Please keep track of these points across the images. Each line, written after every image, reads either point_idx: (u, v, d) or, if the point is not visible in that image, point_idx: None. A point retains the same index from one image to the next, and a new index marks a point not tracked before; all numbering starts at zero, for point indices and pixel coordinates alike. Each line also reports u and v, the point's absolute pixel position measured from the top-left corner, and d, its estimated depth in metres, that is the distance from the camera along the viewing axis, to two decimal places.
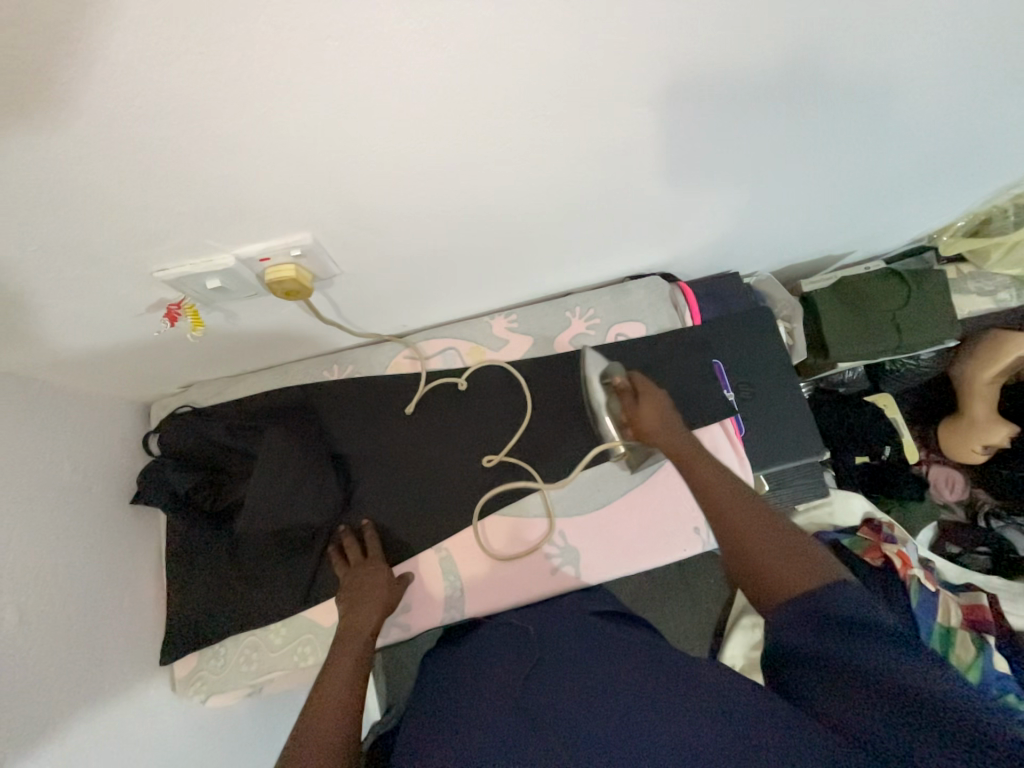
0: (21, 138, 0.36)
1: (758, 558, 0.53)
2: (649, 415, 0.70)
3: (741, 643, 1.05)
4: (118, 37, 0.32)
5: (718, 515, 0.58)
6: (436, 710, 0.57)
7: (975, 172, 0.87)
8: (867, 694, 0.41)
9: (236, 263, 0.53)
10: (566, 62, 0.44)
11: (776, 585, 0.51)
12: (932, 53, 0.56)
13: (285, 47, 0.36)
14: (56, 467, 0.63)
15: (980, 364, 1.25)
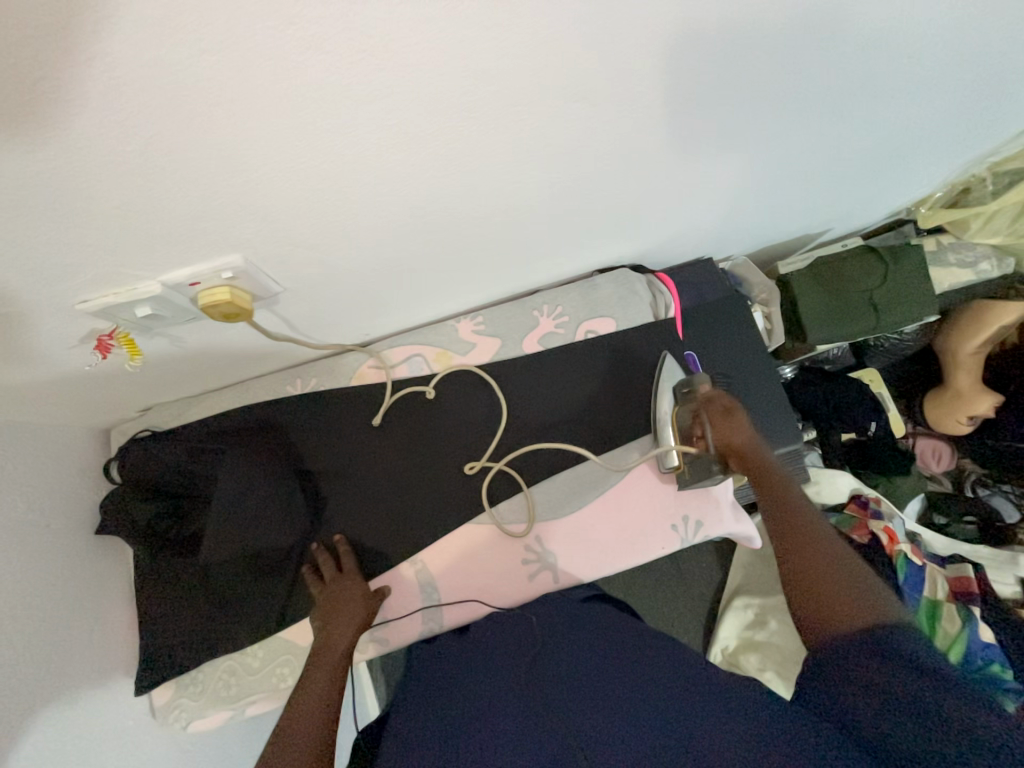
0: None
1: (833, 591, 0.49)
2: (739, 432, 0.69)
3: (733, 624, 1.09)
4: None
5: (792, 531, 0.57)
6: (426, 714, 0.59)
7: (948, 143, 0.84)
8: (910, 722, 0.39)
9: (165, 290, 0.51)
10: (490, 63, 0.41)
11: (839, 601, 0.48)
12: (886, 25, 0.53)
13: (163, 63, 0.32)
14: (7, 506, 0.61)
15: (963, 336, 1.24)
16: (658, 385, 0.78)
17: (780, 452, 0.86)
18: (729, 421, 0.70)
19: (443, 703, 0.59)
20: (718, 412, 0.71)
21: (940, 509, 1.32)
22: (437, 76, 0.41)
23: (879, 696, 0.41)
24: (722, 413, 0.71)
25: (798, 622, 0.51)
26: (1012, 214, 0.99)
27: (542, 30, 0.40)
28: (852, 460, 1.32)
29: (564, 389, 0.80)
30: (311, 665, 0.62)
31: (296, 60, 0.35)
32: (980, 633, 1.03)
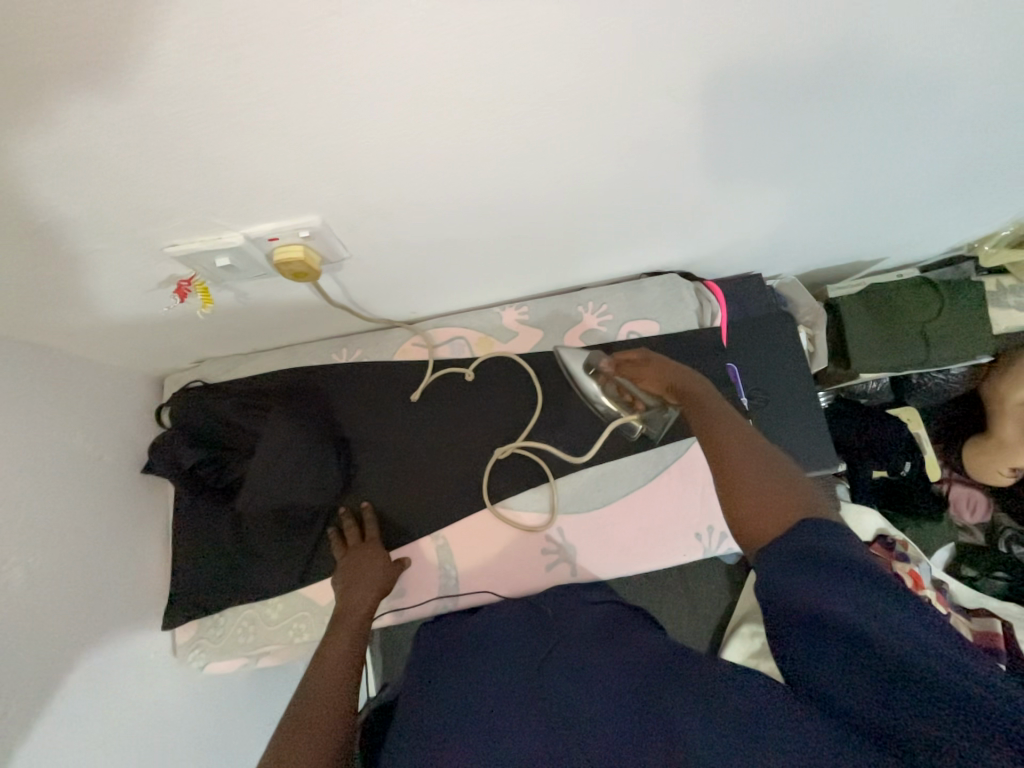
0: (24, 106, 0.36)
1: (761, 497, 0.47)
2: (659, 376, 0.65)
3: (739, 650, 1.06)
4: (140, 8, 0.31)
5: (719, 441, 0.53)
6: (433, 696, 0.58)
7: (1023, 181, 0.82)
8: (888, 679, 0.35)
9: (246, 242, 0.53)
10: (588, 54, 0.43)
11: (780, 512, 0.46)
12: (981, 54, 0.52)
13: (296, 24, 0.34)
14: (68, 435, 0.64)
15: (1013, 383, 1.19)
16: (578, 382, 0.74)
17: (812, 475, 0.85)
18: (640, 370, 0.67)
19: (450, 687, 0.58)
20: (630, 370, 0.68)
21: (970, 560, 1.27)
22: (535, 62, 0.42)
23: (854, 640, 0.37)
24: (633, 365, 0.68)
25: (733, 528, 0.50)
26: None
27: (645, 22, 0.41)
28: (881, 497, 1.28)
29: None
30: (327, 644, 0.61)
31: (410, 30, 0.37)
32: None
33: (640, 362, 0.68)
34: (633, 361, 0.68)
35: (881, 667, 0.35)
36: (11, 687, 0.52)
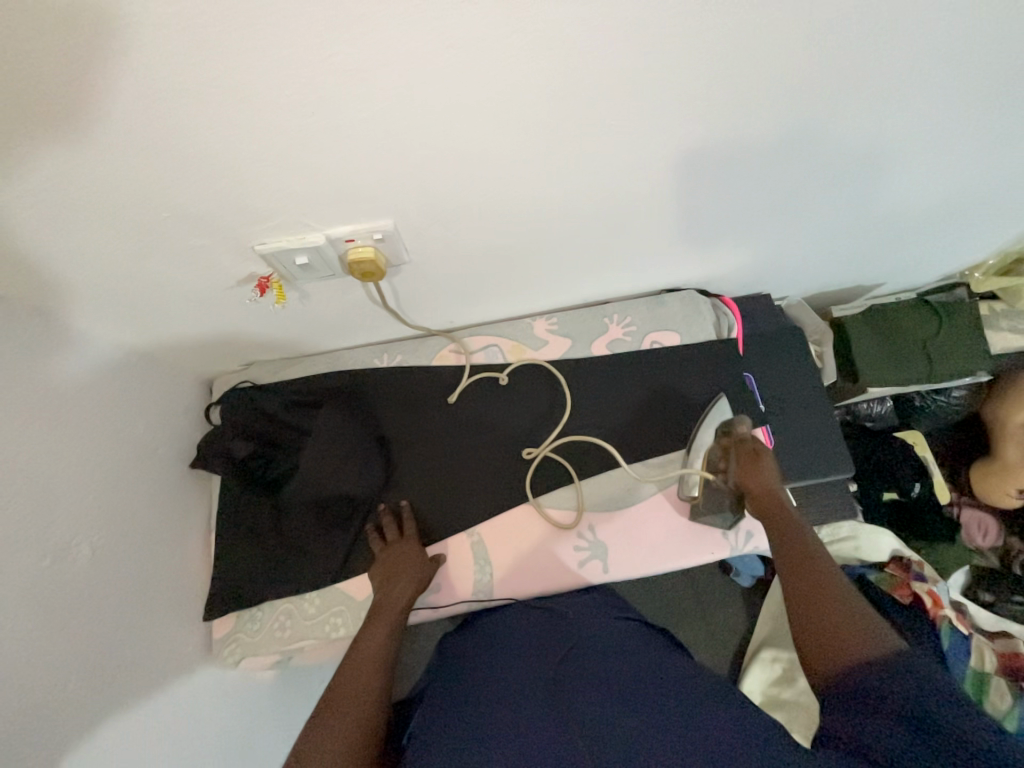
0: (169, 112, 0.43)
1: (838, 627, 0.52)
2: (760, 480, 0.71)
3: (759, 678, 1.06)
4: (283, 37, 0.39)
5: (802, 565, 0.60)
6: (459, 699, 0.59)
7: (1005, 212, 0.91)
8: (903, 721, 0.41)
9: (326, 242, 0.59)
10: (641, 73, 0.49)
11: (839, 637, 0.51)
12: (967, 92, 0.61)
13: (404, 47, 0.41)
14: (132, 424, 0.69)
15: (1012, 406, 1.25)
16: (705, 420, 0.82)
17: (829, 480, 0.88)
18: (756, 466, 0.73)
19: (470, 693, 0.59)
20: (742, 456, 0.74)
21: (987, 584, 1.28)
22: (597, 77, 0.49)
23: (881, 700, 0.43)
24: (750, 458, 0.74)
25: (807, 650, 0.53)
26: None
27: (691, 45, 0.48)
28: (893, 519, 1.30)
29: (626, 393, 0.85)
30: (355, 647, 0.61)
31: (494, 47, 0.43)
32: None
33: (752, 456, 0.74)
34: (753, 449, 0.74)
35: (899, 717, 0.41)
36: (58, 657, 0.53)
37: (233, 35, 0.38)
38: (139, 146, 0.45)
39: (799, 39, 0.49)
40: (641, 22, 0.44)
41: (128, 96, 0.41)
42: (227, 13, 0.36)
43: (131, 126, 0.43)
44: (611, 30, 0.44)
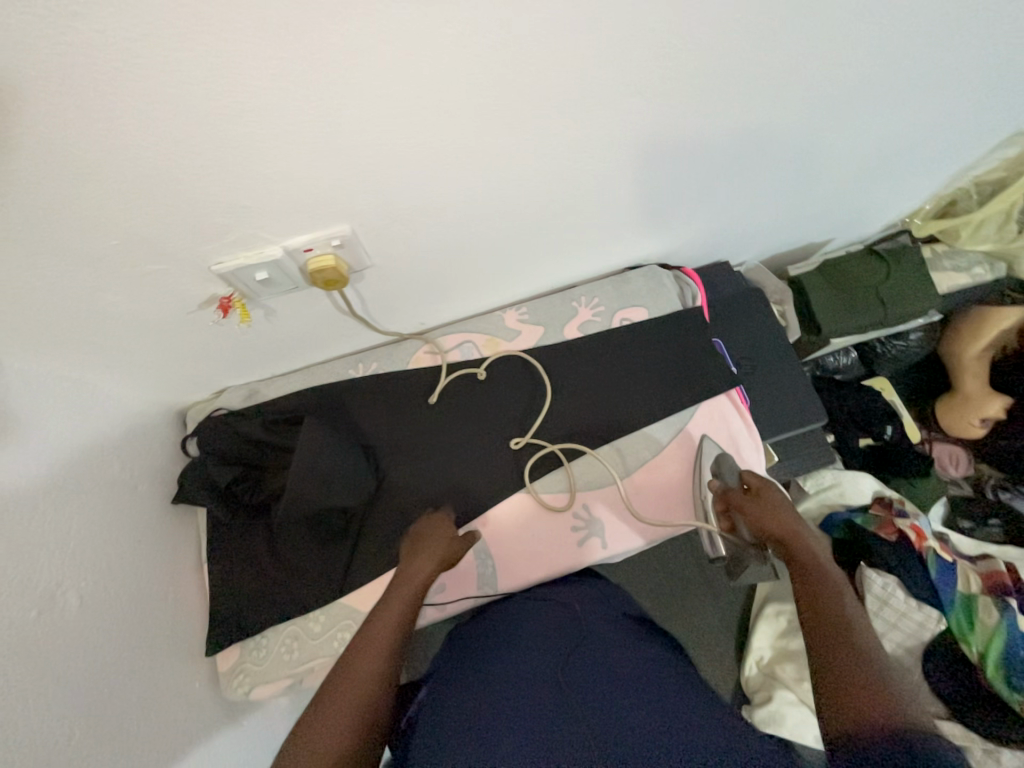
0: (104, 131, 0.41)
1: (849, 679, 0.48)
2: (770, 520, 0.71)
3: (767, 634, 1.21)
4: (215, 41, 0.38)
5: (820, 615, 0.57)
6: (459, 698, 0.57)
7: (932, 158, 0.97)
8: None
9: (284, 254, 0.58)
10: (577, 50, 0.51)
11: (848, 690, 0.47)
12: (880, 42, 0.64)
13: (337, 42, 0.42)
14: (106, 464, 0.66)
15: (965, 340, 1.33)
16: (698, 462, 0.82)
17: (805, 430, 0.92)
18: (763, 506, 0.72)
19: (471, 691, 0.57)
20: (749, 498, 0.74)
21: (965, 511, 1.34)
22: (533, 58, 0.50)
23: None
24: (755, 499, 0.74)
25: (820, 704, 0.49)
26: (998, 222, 1.10)
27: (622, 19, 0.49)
28: (872, 462, 1.36)
29: (603, 371, 0.87)
30: (364, 631, 0.60)
31: (430, 37, 0.44)
32: (1019, 624, 1.01)
33: (760, 497, 0.74)
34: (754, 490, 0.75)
35: None
36: (65, 708, 0.52)
37: (162, 45, 0.37)
38: (76, 171, 0.43)
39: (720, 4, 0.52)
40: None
41: (55, 119, 0.39)
42: (151, 23, 0.36)
43: (65, 150, 0.42)
44: (539, 12, 0.46)
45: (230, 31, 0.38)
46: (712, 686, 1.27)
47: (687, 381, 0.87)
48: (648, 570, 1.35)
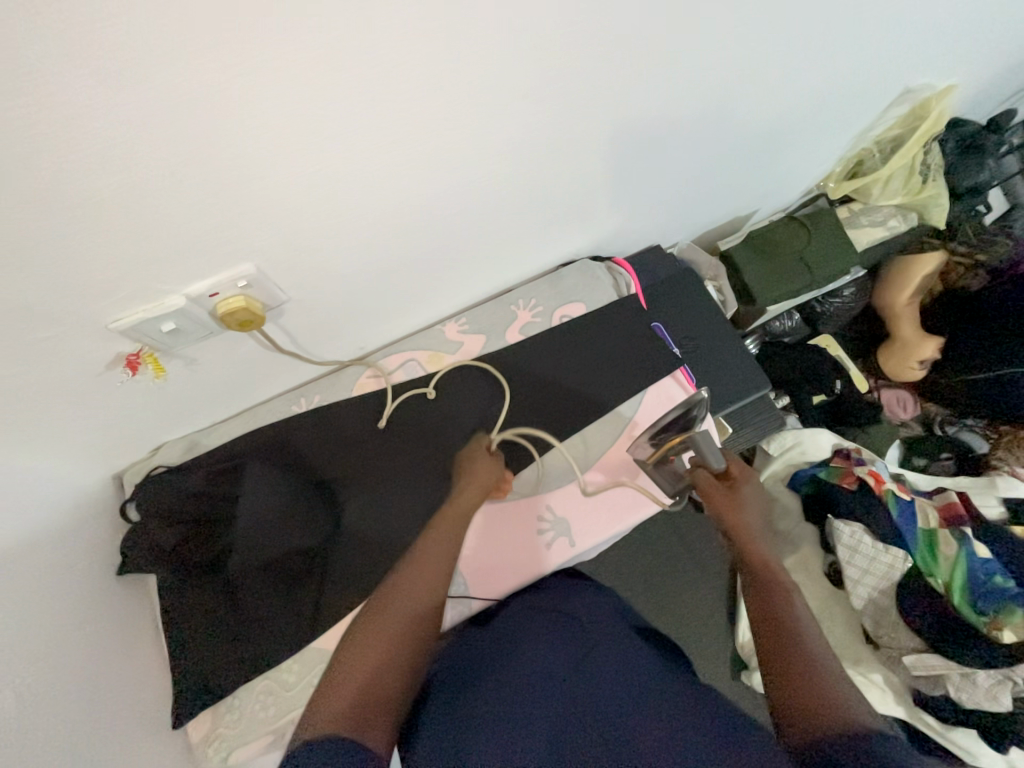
0: None
1: (807, 686, 0.48)
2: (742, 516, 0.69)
3: None
4: (60, 90, 0.36)
5: (773, 620, 0.55)
6: (470, 709, 0.57)
7: (831, 122, 1.01)
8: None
9: (188, 303, 0.56)
10: (451, 63, 0.51)
11: (806, 700, 0.47)
12: (750, 19, 0.67)
13: (194, 78, 0.40)
14: (35, 546, 0.62)
15: (894, 289, 1.40)
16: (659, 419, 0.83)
17: (752, 398, 0.95)
18: (737, 501, 0.70)
19: (476, 705, 0.57)
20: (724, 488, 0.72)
21: (917, 450, 1.41)
22: (406, 72, 0.49)
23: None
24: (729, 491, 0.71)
25: (773, 701, 0.50)
26: (903, 176, 1.17)
27: (490, 26, 0.50)
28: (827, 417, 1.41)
29: (550, 370, 0.87)
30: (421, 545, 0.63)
31: (294, 67, 0.43)
32: (977, 551, 1.07)
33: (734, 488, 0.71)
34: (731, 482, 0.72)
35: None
36: None
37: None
38: None
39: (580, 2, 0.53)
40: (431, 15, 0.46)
41: None
42: None
43: None
44: (401, 30, 0.46)
45: (80, 88, 0.37)
46: (709, 659, 1.30)
47: (632, 369, 0.88)
48: (632, 556, 1.36)
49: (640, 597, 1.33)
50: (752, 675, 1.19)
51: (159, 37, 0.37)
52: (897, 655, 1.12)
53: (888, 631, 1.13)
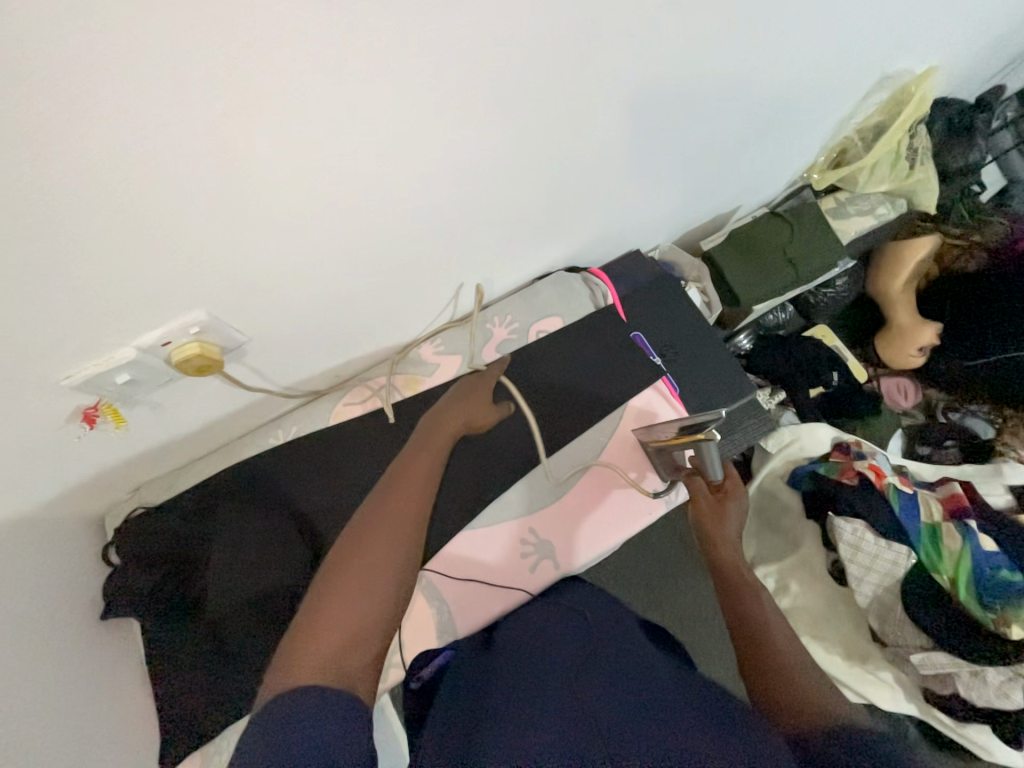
0: None
1: (797, 689, 0.50)
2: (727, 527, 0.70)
3: None
4: None
5: (758, 630, 0.57)
6: (484, 712, 0.54)
7: (808, 115, 0.99)
8: None
9: (140, 354, 0.56)
10: (386, 102, 0.50)
11: (798, 702, 0.48)
12: (701, 30, 0.66)
13: (106, 135, 0.38)
14: (13, 599, 0.62)
15: (888, 276, 1.36)
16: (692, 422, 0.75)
17: (738, 404, 0.93)
18: (724, 511, 0.70)
19: (480, 710, 0.54)
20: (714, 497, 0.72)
21: (920, 439, 1.37)
22: (337, 118, 0.48)
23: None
24: (716, 502, 0.72)
25: (766, 702, 0.50)
26: (890, 161, 1.14)
27: (423, 63, 0.49)
28: (824, 411, 1.39)
29: (527, 389, 0.86)
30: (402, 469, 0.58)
31: (223, 121, 0.42)
32: (981, 544, 1.04)
33: (722, 498, 0.72)
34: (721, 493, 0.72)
35: None
36: None
37: None
38: None
39: (516, 29, 0.51)
40: (357, 62, 0.45)
41: None
42: None
43: None
44: (330, 78, 0.44)
45: (3, 160, 0.36)
46: (714, 663, 1.28)
47: (611, 382, 0.88)
48: (630, 562, 1.34)
49: (641, 604, 1.31)
50: None
51: (81, 104, 0.36)
52: (905, 653, 1.07)
53: (895, 628, 1.08)
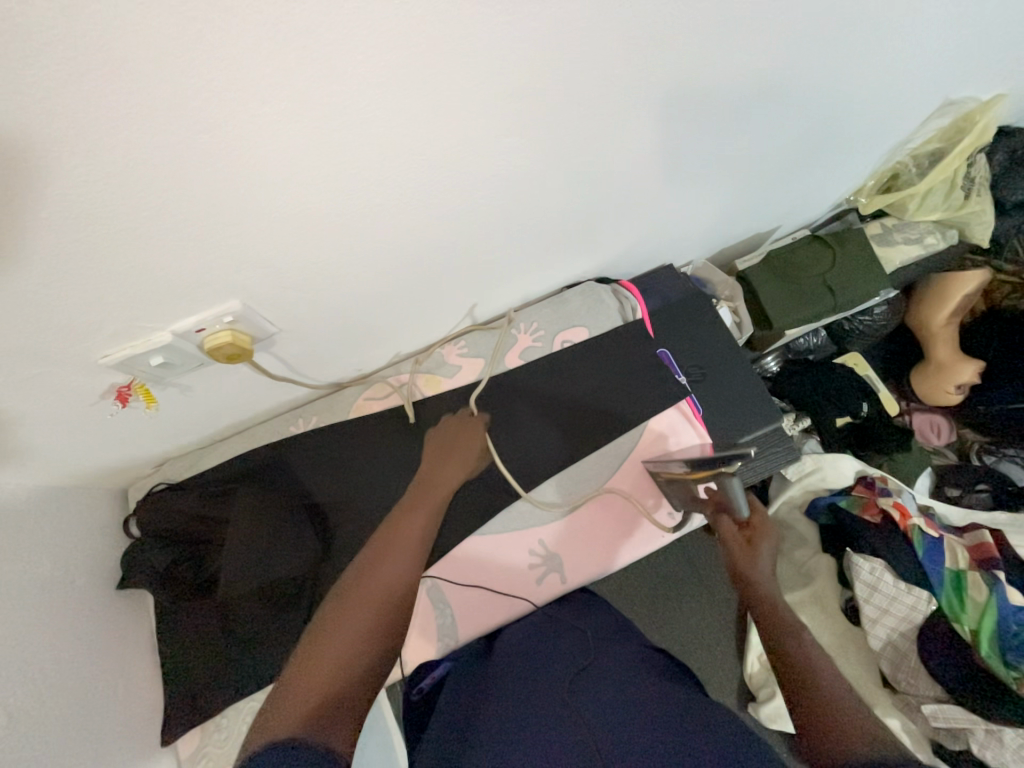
0: None
1: (833, 710, 0.47)
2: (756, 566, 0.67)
3: None
4: (30, 146, 0.36)
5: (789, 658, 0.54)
6: (484, 719, 0.56)
7: (860, 138, 0.95)
8: None
9: (174, 338, 0.57)
10: (430, 107, 0.50)
11: (832, 722, 0.46)
12: (755, 48, 0.64)
13: (155, 128, 0.39)
14: (36, 564, 0.64)
15: (932, 308, 1.31)
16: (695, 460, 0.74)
17: (762, 431, 0.90)
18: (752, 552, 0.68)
19: (482, 716, 0.56)
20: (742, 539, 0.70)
21: (951, 480, 1.31)
22: (381, 120, 0.48)
23: None
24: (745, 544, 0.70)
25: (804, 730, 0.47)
26: (944, 190, 1.09)
27: (470, 70, 0.48)
28: (851, 442, 1.34)
29: (547, 399, 0.86)
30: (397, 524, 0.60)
31: (272, 119, 0.43)
32: (1008, 598, 0.99)
33: (750, 540, 0.70)
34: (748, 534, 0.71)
35: None
36: None
37: None
38: None
39: (567, 40, 0.51)
40: (405, 66, 0.45)
41: None
42: None
43: None
44: (378, 83, 0.45)
45: (62, 148, 0.37)
46: (713, 690, 1.25)
47: (633, 399, 0.86)
48: (636, 579, 1.33)
49: (643, 622, 1.29)
50: (759, 708, 1.15)
51: (135, 98, 0.37)
52: (916, 701, 1.03)
53: (907, 675, 1.03)
